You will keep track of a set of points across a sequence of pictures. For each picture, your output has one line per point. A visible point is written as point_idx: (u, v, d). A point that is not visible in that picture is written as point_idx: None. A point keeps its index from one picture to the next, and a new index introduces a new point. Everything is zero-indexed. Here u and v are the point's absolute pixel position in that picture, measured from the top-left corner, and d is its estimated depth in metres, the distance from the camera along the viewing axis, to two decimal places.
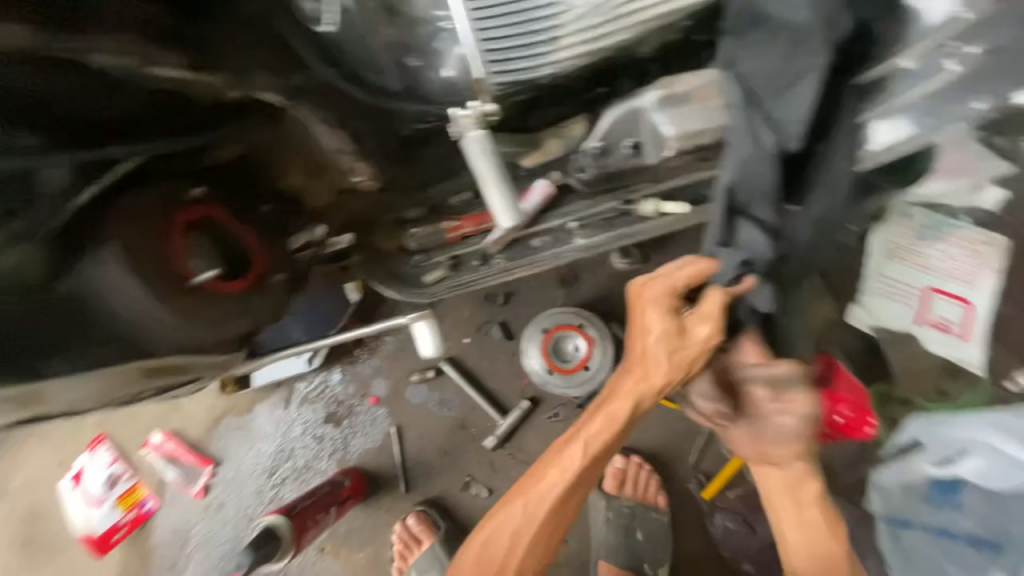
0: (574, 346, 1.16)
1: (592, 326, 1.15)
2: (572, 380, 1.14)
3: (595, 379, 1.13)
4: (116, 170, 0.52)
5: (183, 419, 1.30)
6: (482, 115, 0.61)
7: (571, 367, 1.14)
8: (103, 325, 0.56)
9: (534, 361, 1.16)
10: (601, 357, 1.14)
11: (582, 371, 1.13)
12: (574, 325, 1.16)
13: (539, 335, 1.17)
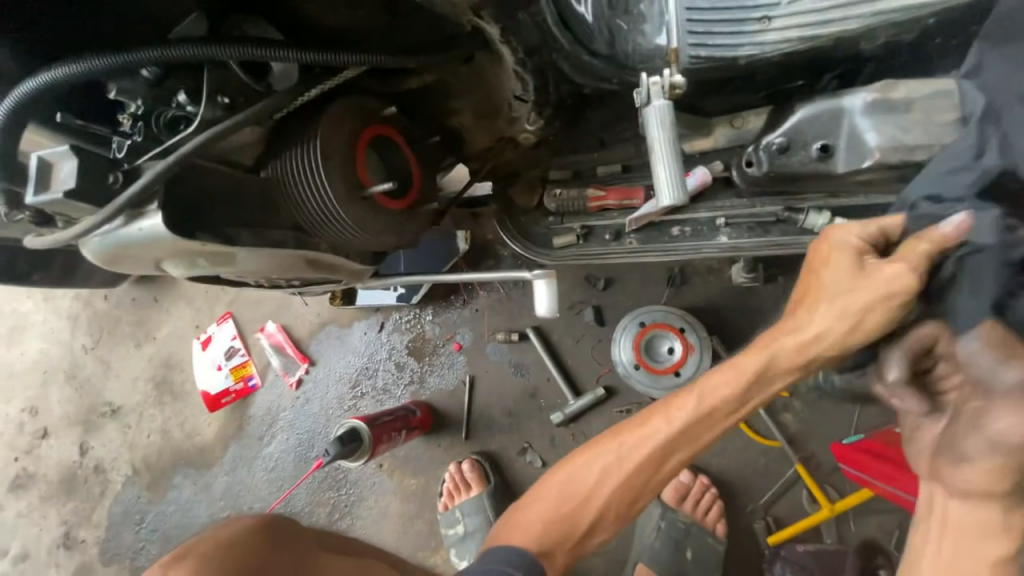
0: (669, 349, 1.12)
1: (691, 333, 1.11)
2: (660, 383, 1.10)
3: (682, 387, 1.08)
4: (337, 78, 0.58)
5: (294, 317, 1.47)
6: (670, 86, 0.57)
7: (662, 369, 1.10)
8: (288, 211, 0.64)
9: (624, 352, 1.13)
10: (695, 366, 1.09)
11: (671, 376, 1.09)
12: (675, 328, 1.11)
13: (635, 329, 1.13)
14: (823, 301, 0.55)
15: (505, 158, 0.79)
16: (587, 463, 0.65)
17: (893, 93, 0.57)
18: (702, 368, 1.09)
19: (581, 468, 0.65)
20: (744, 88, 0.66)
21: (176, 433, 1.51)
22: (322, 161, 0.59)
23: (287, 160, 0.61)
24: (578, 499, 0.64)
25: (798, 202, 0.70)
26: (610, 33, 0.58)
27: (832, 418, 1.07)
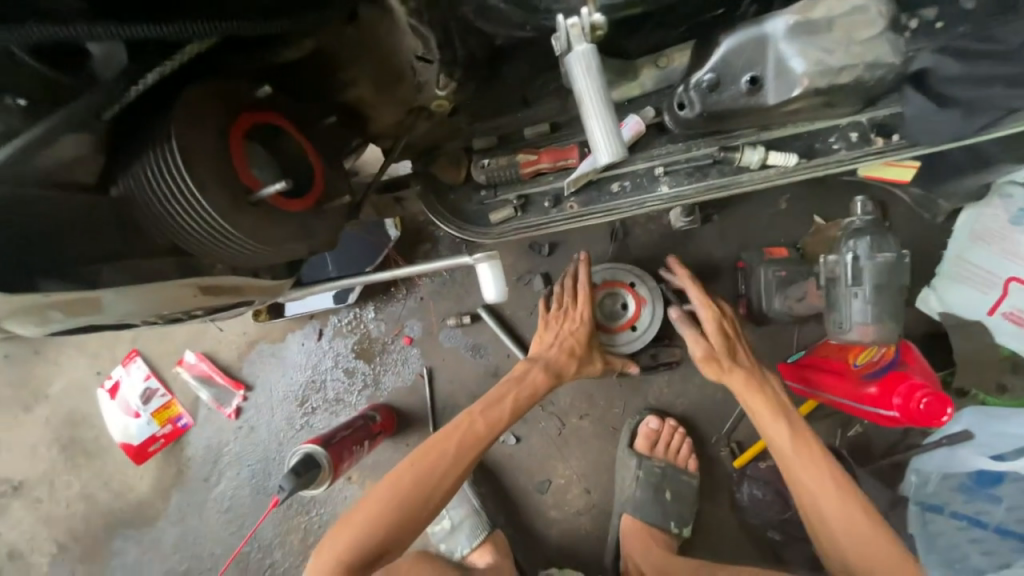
0: (622, 304, 1.10)
1: (642, 285, 1.09)
2: (617, 339, 1.10)
3: (638, 340, 1.09)
4: (184, 53, 0.45)
5: (216, 342, 1.30)
6: (591, 27, 0.50)
7: (617, 325, 1.10)
8: (158, 233, 0.51)
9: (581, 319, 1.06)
10: (649, 318, 1.09)
11: (627, 331, 1.09)
12: (625, 283, 1.10)
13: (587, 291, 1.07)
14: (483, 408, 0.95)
15: (420, 133, 0.69)
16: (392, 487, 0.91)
17: (813, 13, 0.56)
18: (658, 318, 1.09)
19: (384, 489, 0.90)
20: (664, 23, 0.61)
21: (103, 495, 1.33)
22: (185, 164, 0.47)
23: (140, 169, 0.48)
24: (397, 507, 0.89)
25: (730, 139, 0.67)
26: None
27: (777, 342, 1.13)
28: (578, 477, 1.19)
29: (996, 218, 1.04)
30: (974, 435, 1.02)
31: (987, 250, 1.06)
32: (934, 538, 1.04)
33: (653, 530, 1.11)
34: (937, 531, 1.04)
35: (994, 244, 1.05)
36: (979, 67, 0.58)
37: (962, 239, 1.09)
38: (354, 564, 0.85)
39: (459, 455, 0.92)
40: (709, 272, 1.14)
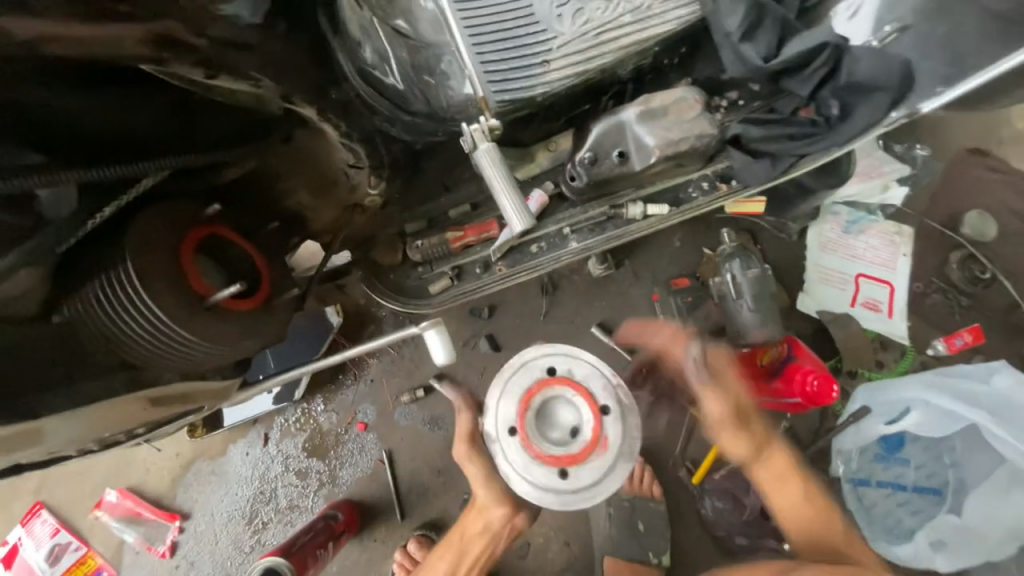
0: (574, 432, 0.77)
1: (612, 420, 0.78)
2: (533, 469, 0.75)
3: (553, 493, 0.75)
4: (141, 185, 0.51)
5: (143, 472, 1.17)
6: (489, 129, 0.64)
7: (542, 455, 0.75)
8: (102, 354, 0.52)
9: (500, 402, 0.78)
10: (593, 472, 0.75)
11: (553, 470, 0.75)
12: (595, 405, 0.78)
13: (537, 373, 0.79)
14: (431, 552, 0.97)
15: (356, 225, 0.77)
16: None
17: (650, 104, 0.75)
18: (603, 484, 0.76)
19: None
20: (547, 118, 0.78)
21: None
22: (139, 281, 0.50)
23: (89, 293, 0.50)
24: None
25: (617, 198, 0.83)
26: (423, 91, 0.63)
27: None
28: (555, 531, 1.19)
29: (833, 230, 1.36)
30: (871, 408, 1.15)
31: (834, 255, 1.36)
32: (870, 509, 1.16)
33: (635, 566, 1.13)
34: (870, 501, 1.17)
35: (838, 250, 1.36)
36: (771, 129, 0.77)
37: (815, 249, 1.37)
38: None
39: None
40: (632, 308, 1.28)
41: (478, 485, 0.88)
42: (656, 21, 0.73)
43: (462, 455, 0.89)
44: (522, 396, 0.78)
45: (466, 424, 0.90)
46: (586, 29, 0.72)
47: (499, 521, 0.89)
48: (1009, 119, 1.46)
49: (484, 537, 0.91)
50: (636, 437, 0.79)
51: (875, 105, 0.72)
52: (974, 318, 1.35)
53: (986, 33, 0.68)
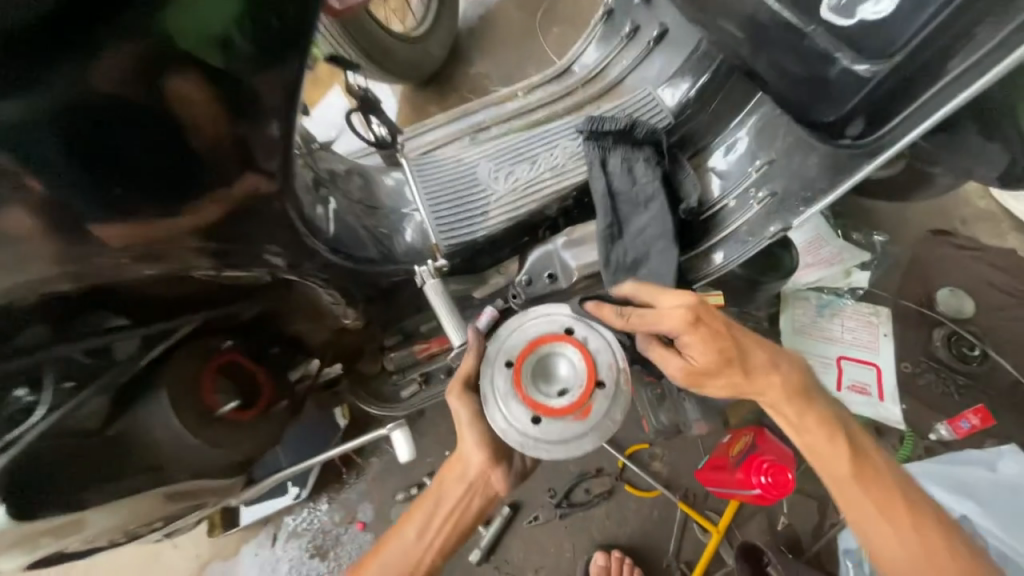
0: (562, 389, 0.72)
1: (603, 396, 0.72)
2: (509, 406, 0.72)
3: (517, 430, 0.71)
4: (176, 333, 0.72)
5: (165, 573, 1.30)
6: (434, 269, 0.87)
7: (524, 396, 0.72)
8: (139, 457, 0.70)
9: (511, 334, 0.76)
10: (563, 430, 0.70)
11: (523, 410, 0.71)
12: (592, 378, 0.72)
13: (555, 326, 0.76)
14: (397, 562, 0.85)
15: (344, 343, 0.97)
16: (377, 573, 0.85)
17: (574, 234, 0.94)
18: (570, 448, 0.70)
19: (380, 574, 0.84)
20: (493, 249, 0.97)
21: None
22: (171, 402, 0.71)
23: (135, 410, 0.70)
24: None
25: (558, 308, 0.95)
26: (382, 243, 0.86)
27: (687, 451, 1.27)
28: None
29: (805, 314, 1.41)
30: None
31: (812, 340, 1.40)
32: None
33: None
34: None
35: (813, 334, 1.40)
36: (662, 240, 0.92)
37: (791, 334, 1.40)
38: None
39: None
40: None
41: (462, 427, 0.82)
42: (570, 174, 0.96)
43: (454, 398, 0.81)
44: (530, 338, 0.75)
45: (467, 367, 0.80)
46: (516, 186, 0.96)
47: (474, 468, 0.85)
48: (966, 200, 1.54)
49: (460, 486, 0.85)
50: (620, 424, 0.72)
51: (747, 235, 0.91)
52: (976, 398, 1.31)
53: (839, 167, 0.83)
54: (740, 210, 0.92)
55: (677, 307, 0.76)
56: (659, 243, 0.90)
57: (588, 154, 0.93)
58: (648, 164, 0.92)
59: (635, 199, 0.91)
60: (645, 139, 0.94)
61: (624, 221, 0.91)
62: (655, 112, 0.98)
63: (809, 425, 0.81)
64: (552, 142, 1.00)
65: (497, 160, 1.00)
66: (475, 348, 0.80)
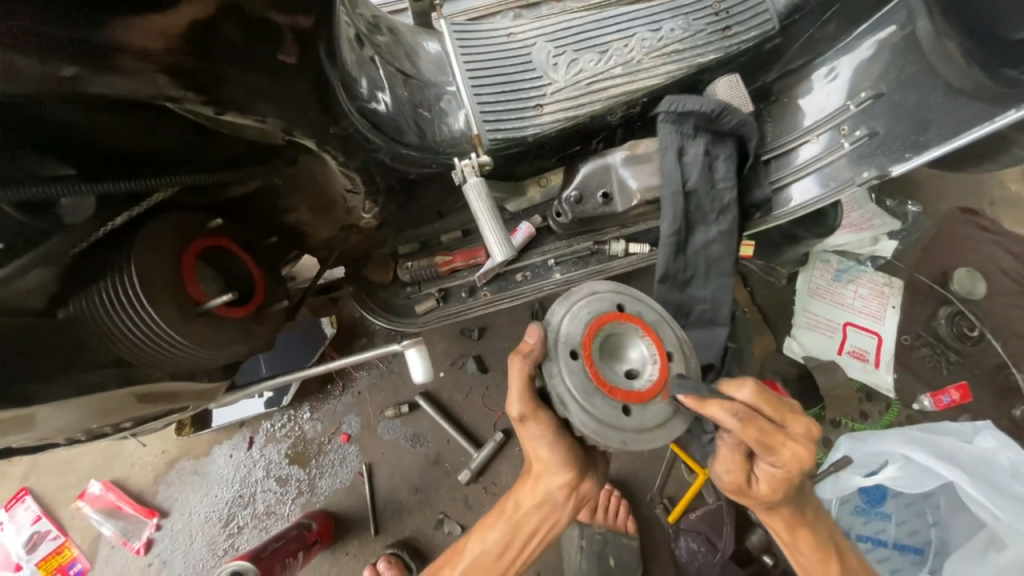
0: (634, 370, 0.66)
1: (677, 365, 0.67)
2: (593, 401, 0.62)
3: (614, 429, 0.61)
4: (150, 201, 0.58)
5: (127, 467, 1.23)
6: (478, 165, 0.70)
7: (612, 393, 0.62)
8: (100, 348, 0.57)
9: (564, 320, 0.65)
10: (656, 416, 0.64)
11: (616, 405, 0.62)
12: (662, 349, 0.67)
13: (607, 306, 0.67)
14: None
15: (351, 243, 0.83)
16: None
17: (637, 150, 0.80)
18: (668, 430, 0.65)
19: None
20: (539, 155, 0.81)
21: None
22: (141, 284, 0.56)
23: (94, 290, 0.56)
24: None
25: (600, 235, 0.89)
26: (420, 126, 0.68)
27: None
28: None
29: (822, 277, 1.38)
30: (853, 458, 1.12)
31: (823, 302, 1.38)
32: None
33: None
34: None
35: (826, 297, 1.37)
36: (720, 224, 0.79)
37: (803, 295, 1.38)
38: None
39: None
40: None
41: (543, 450, 0.69)
42: (645, 74, 0.78)
43: (521, 415, 0.66)
44: (589, 323, 0.65)
45: (523, 371, 0.64)
46: (579, 78, 0.78)
47: (559, 490, 0.73)
48: (1001, 181, 1.49)
49: (543, 505, 0.75)
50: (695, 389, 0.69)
51: (830, 178, 0.79)
52: (963, 375, 1.35)
53: (961, 109, 0.72)
54: (829, 149, 0.80)
55: (793, 441, 0.64)
56: (718, 263, 0.80)
57: (663, 142, 0.76)
58: (728, 166, 0.78)
59: (709, 206, 0.78)
60: (730, 132, 0.77)
61: (690, 229, 0.79)
62: (755, 15, 0.79)
63: (803, 549, 0.78)
64: (627, 30, 0.81)
65: (558, 42, 0.80)
66: (538, 344, 0.64)
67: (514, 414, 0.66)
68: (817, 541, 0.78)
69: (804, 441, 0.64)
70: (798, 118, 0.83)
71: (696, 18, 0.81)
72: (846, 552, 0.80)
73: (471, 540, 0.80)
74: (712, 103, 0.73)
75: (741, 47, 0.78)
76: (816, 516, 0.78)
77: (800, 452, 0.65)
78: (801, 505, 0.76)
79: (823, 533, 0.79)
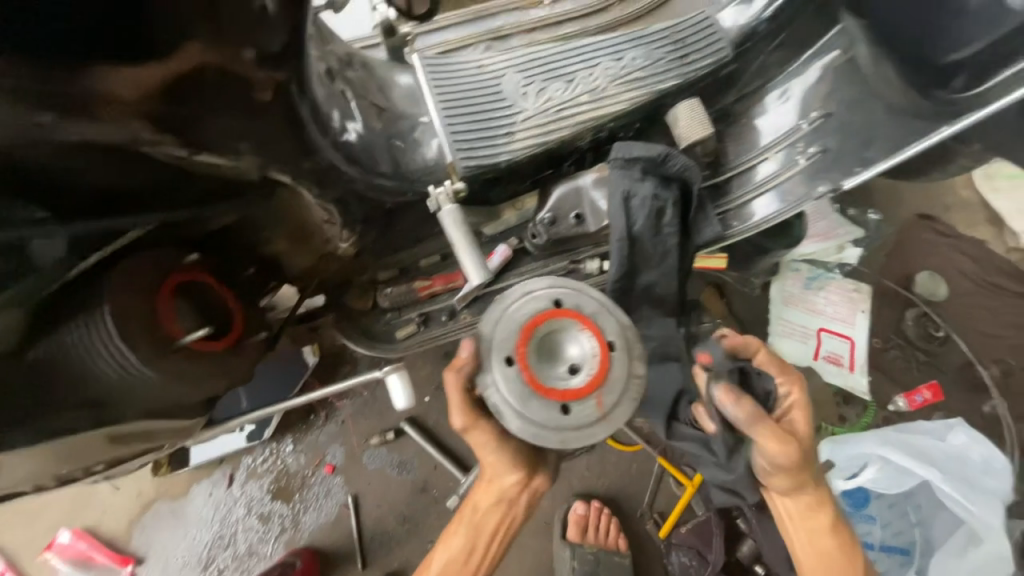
0: (574, 365, 0.65)
1: (619, 356, 0.66)
2: (529, 404, 0.63)
3: (552, 429, 0.62)
4: (124, 238, 0.57)
5: (100, 513, 1.18)
6: (452, 193, 0.72)
7: (549, 395, 0.63)
8: (72, 389, 0.56)
9: (497, 326, 0.66)
10: (597, 410, 0.64)
11: (552, 405, 0.63)
12: (601, 341, 0.65)
13: (542, 304, 0.67)
14: None
15: (331, 271, 0.84)
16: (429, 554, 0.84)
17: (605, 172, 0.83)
18: (611, 423, 0.65)
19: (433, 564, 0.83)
20: (512, 180, 0.84)
21: None
22: (115, 322, 0.55)
23: (66, 331, 0.55)
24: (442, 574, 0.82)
25: (577, 254, 0.90)
26: (396, 158, 0.71)
27: None
28: None
29: (795, 285, 1.43)
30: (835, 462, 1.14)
31: (796, 309, 1.42)
32: None
33: None
34: None
35: (800, 304, 1.42)
36: (666, 263, 0.84)
37: (777, 303, 1.42)
38: None
39: None
40: None
41: (488, 453, 0.73)
42: (610, 101, 0.82)
43: (462, 423, 0.71)
44: (521, 327, 0.65)
45: (456, 383, 0.68)
46: (547, 106, 0.81)
47: (511, 489, 0.76)
48: (954, 188, 1.57)
49: (499, 505, 0.78)
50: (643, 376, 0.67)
51: (787, 194, 0.84)
52: (933, 374, 1.40)
53: (902, 127, 0.77)
54: (783, 169, 0.85)
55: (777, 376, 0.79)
56: (664, 302, 0.87)
57: (611, 188, 0.79)
58: (672, 211, 0.82)
59: (652, 250, 0.83)
60: (676, 176, 0.81)
61: (635, 271, 0.83)
62: (710, 44, 0.83)
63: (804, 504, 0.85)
64: (591, 60, 0.85)
65: (527, 73, 0.84)
66: (470, 357, 0.67)
67: (457, 422, 0.71)
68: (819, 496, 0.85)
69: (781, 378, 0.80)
70: (752, 141, 0.87)
71: (656, 47, 0.85)
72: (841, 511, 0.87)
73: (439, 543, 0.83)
74: (655, 153, 0.78)
75: (698, 73, 0.83)
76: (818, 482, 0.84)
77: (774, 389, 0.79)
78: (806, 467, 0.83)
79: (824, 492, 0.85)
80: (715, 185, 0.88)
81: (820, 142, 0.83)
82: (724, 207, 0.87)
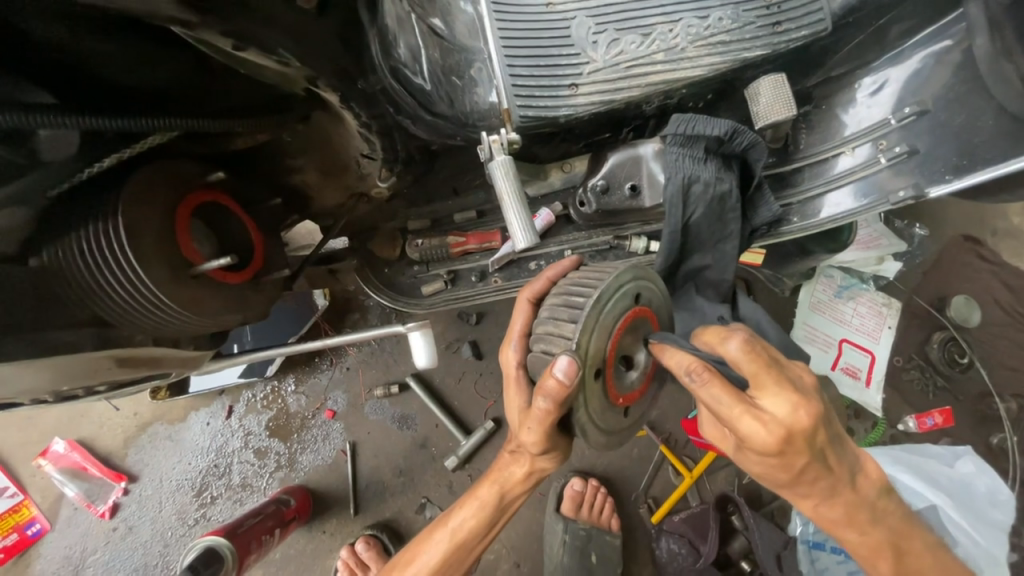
0: (633, 363, 0.67)
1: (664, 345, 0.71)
2: (604, 415, 0.64)
3: (616, 431, 0.67)
4: (143, 143, 0.52)
5: (96, 428, 1.18)
6: (508, 142, 0.63)
7: (619, 400, 0.65)
8: (80, 303, 0.52)
9: (591, 334, 0.58)
10: (641, 402, 0.71)
11: (619, 411, 0.66)
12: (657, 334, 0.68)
13: (627, 304, 0.62)
14: (453, 551, 0.78)
15: (360, 213, 0.79)
16: (441, 527, 0.80)
17: None
18: (647, 407, 0.73)
19: (443, 543, 0.78)
20: (564, 140, 0.73)
21: None
22: (128, 236, 0.50)
23: (76, 240, 0.50)
24: (453, 552, 0.78)
25: (622, 230, 0.85)
26: (448, 95, 0.63)
27: (680, 401, 1.24)
28: (507, 549, 1.21)
29: (825, 292, 1.38)
30: None
31: (822, 317, 1.38)
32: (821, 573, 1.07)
33: None
34: (822, 565, 1.07)
35: (826, 312, 1.37)
36: (722, 250, 0.78)
37: (804, 308, 1.38)
38: (449, 568, 0.79)
39: (458, 561, 0.80)
40: None
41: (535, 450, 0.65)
42: (688, 65, 0.66)
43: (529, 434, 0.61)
44: (611, 333, 0.61)
45: (541, 405, 0.57)
46: (618, 60, 0.66)
47: (542, 471, 0.71)
48: (1006, 212, 1.48)
49: (523, 482, 0.73)
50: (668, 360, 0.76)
51: (864, 194, 0.77)
52: (947, 400, 1.37)
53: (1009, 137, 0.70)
54: (860, 166, 0.77)
55: (782, 420, 0.53)
56: (715, 287, 0.81)
57: (668, 171, 0.70)
58: (737, 195, 0.73)
59: (708, 235, 0.76)
60: (738, 154, 0.72)
61: (685, 255, 0.78)
62: (809, 13, 0.68)
63: (840, 513, 0.64)
64: (673, 13, 0.67)
65: (599, 19, 0.67)
66: (570, 381, 0.55)
67: (532, 440, 0.61)
68: (864, 506, 0.64)
69: (790, 397, 0.53)
70: (829, 131, 0.79)
71: (746, 8, 0.68)
72: (891, 518, 0.67)
73: (451, 515, 0.78)
74: (722, 127, 0.67)
75: (789, 46, 0.68)
76: (857, 481, 0.63)
77: (778, 407, 0.53)
78: (844, 467, 0.61)
79: (870, 496, 0.64)
80: (780, 174, 0.81)
81: (908, 142, 0.75)
82: (789, 199, 0.80)
